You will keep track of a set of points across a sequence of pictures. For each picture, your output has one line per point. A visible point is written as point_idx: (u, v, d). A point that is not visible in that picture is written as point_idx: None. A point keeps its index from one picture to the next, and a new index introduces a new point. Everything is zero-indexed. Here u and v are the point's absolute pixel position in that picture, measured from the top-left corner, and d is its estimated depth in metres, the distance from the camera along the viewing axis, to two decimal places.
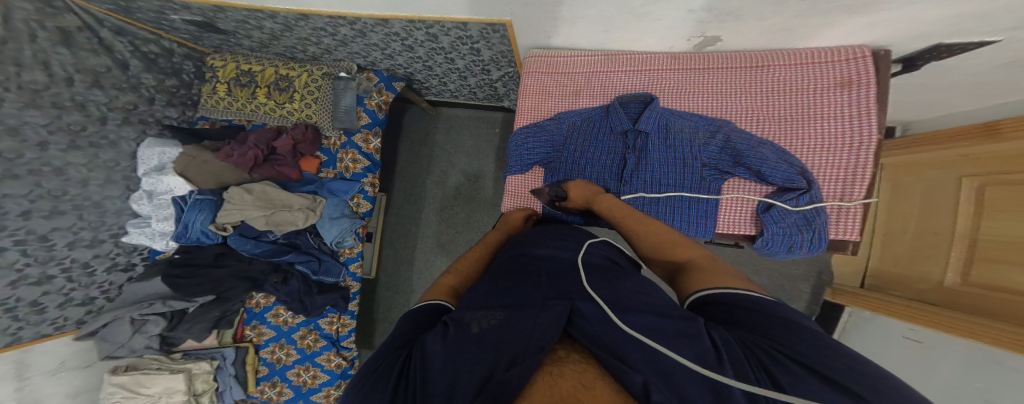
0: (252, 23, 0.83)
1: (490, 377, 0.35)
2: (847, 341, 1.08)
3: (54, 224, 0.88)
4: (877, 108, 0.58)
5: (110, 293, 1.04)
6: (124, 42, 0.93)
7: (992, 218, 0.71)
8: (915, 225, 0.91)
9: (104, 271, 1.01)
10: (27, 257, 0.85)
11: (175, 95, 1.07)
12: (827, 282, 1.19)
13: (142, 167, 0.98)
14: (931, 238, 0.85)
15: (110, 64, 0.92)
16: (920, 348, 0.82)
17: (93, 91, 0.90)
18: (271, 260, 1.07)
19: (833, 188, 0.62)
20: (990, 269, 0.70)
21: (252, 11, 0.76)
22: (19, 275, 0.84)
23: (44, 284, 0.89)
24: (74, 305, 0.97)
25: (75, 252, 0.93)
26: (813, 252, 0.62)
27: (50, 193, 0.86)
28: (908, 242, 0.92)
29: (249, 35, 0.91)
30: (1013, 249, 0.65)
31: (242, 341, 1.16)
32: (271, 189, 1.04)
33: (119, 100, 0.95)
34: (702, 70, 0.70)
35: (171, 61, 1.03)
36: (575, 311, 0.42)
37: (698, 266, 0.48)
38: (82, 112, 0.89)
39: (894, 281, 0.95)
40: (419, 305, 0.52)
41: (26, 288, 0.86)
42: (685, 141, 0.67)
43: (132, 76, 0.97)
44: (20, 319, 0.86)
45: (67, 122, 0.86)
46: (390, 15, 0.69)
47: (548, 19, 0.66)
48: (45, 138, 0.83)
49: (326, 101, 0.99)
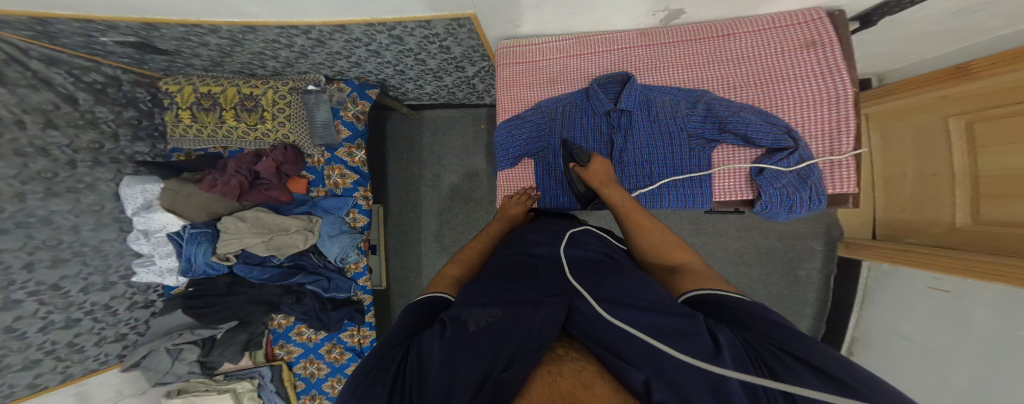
0: (196, 40, 0.78)
1: (489, 376, 0.34)
2: (871, 297, 1.04)
3: (60, 273, 0.89)
4: (846, 62, 0.56)
5: (139, 328, 1.08)
6: (62, 73, 0.84)
7: (989, 154, 0.68)
8: (914, 171, 0.87)
9: (127, 309, 1.04)
10: (46, 305, 0.86)
11: (138, 127, 1.02)
12: (837, 236, 1.15)
13: (129, 207, 0.98)
14: (932, 180, 0.81)
15: (58, 101, 0.85)
16: (949, 297, 0.79)
17: (49, 132, 0.84)
18: (282, 283, 1.08)
19: (821, 143, 0.58)
20: (999, 206, 0.67)
21: (189, 27, 0.71)
22: (46, 321, 0.87)
23: (73, 326, 0.92)
24: (109, 342, 1.01)
25: (91, 296, 0.95)
26: (814, 209, 0.59)
27: (46, 243, 0.85)
28: (911, 188, 0.88)
29: (196, 53, 0.85)
30: (1016, 183, 0.62)
31: (275, 360, 1.17)
32: (265, 214, 1.05)
33: (81, 139, 0.90)
34: (670, 44, 0.67)
35: (121, 90, 0.96)
36: (572, 308, 0.42)
37: (693, 273, 0.49)
38: (48, 158, 0.84)
39: (906, 228, 0.91)
40: (424, 297, 0.53)
41: (57, 332, 0.89)
42: (668, 114, 0.65)
43: (85, 111, 0.90)
44: (62, 359, 0.91)
45: (37, 169, 0.82)
46: (346, 20, 0.67)
47: (508, 8, 0.64)
48: (19, 189, 0.80)
49: (300, 116, 0.97)
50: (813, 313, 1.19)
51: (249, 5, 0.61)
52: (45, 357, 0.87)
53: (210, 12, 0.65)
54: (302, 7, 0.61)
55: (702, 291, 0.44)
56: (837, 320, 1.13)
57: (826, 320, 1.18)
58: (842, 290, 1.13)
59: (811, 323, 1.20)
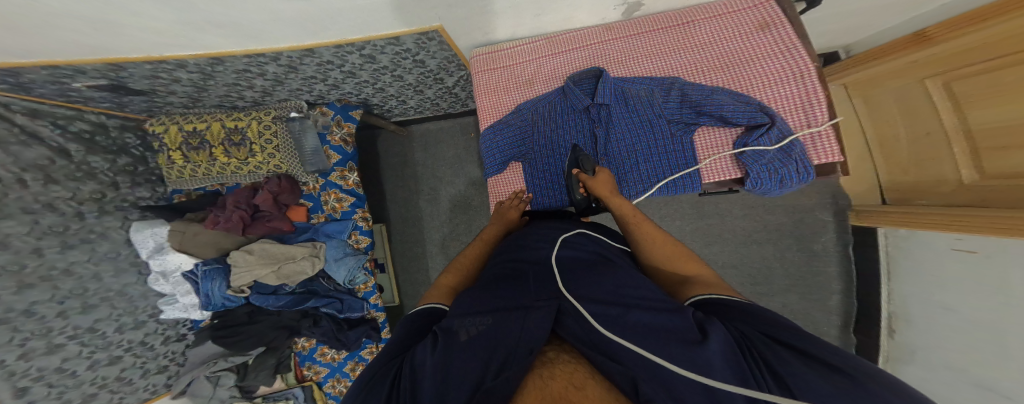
0: (166, 76, 0.77)
1: (480, 386, 0.34)
2: (896, 268, 1.00)
3: (93, 317, 0.94)
4: (801, 40, 0.57)
5: (177, 358, 1.15)
6: (47, 125, 0.85)
7: (974, 109, 0.67)
8: (908, 133, 0.85)
9: (162, 343, 1.10)
10: (88, 346, 0.93)
11: (135, 173, 1.06)
12: (845, 205, 1.12)
13: (143, 251, 1.02)
14: (927, 140, 0.80)
15: (51, 155, 0.87)
16: (976, 258, 0.74)
17: (52, 187, 0.87)
18: (297, 309, 1.10)
19: (796, 116, 0.57)
20: (996, 159, 0.65)
21: (155, 63, 0.70)
22: (91, 360, 0.94)
23: (117, 363, 0.99)
24: (155, 374, 1.09)
25: (126, 334, 1.01)
26: (805, 181, 0.55)
27: (73, 292, 0.90)
28: (909, 150, 0.86)
29: (172, 90, 0.86)
30: (1006, 133, 0.60)
31: (305, 380, 1.21)
32: (270, 245, 1.07)
33: (83, 191, 0.93)
34: (634, 35, 0.67)
35: (110, 137, 0.98)
36: (561, 311, 0.42)
37: (700, 280, 0.48)
38: (55, 212, 0.88)
39: (913, 190, 0.87)
40: (417, 310, 0.53)
41: (104, 368, 0.96)
42: (644, 104, 0.64)
43: (81, 162, 0.93)
44: (115, 391, 0.99)
45: (49, 225, 0.86)
46: (314, 43, 0.67)
47: (475, 16, 0.65)
48: (36, 245, 0.84)
49: (289, 146, 1.00)
50: (840, 288, 1.15)
51: (212, 37, 0.61)
52: (99, 390, 0.96)
53: (175, 48, 0.64)
54: (265, 33, 0.61)
55: (704, 295, 0.43)
56: (866, 292, 1.09)
57: (855, 294, 1.13)
58: (865, 261, 1.08)
59: (841, 299, 1.15)
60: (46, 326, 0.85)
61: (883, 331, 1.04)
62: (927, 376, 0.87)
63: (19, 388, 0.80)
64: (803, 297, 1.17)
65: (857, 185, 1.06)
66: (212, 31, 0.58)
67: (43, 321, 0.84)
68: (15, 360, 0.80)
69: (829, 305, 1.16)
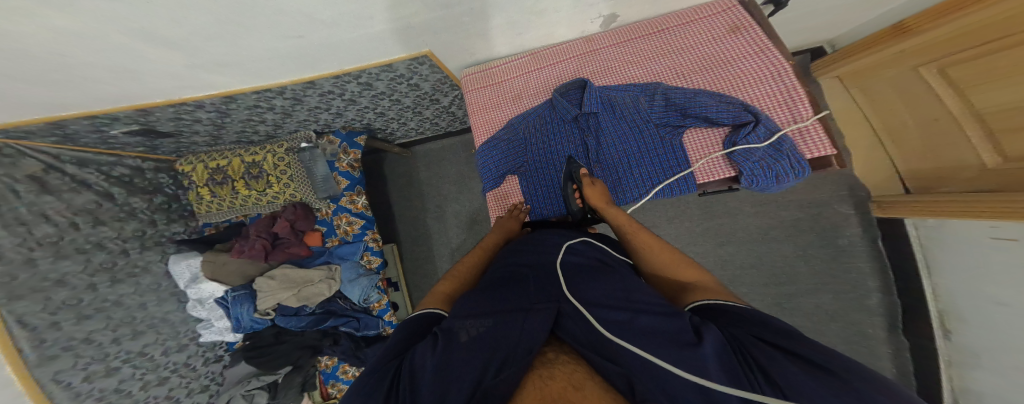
0: (188, 117, 0.85)
1: (480, 384, 0.35)
2: (934, 259, 0.93)
3: (142, 341, 1.02)
4: (772, 41, 0.57)
5: (217, 379, 1.18)
6: (93, 172, 0.96)
7: (975, 93, 0.65)
8: (914, 121, 0.81)
9: (203, 364, 1.15)
10: (139, 368, 1.01)
11: (170, 210, 1.15)
12: (864, 196, 1.05)
13: (180, 282, 1.11)
14: (936, 126, 0.76)
15: (99, 199, 0.98)
16: (1017, 247, 0.68)
17: (100, 228, 0.97)
18: (318, 327, 1.16)
19: (782, 113, 0.56)
20: (1011, 141, 0.61)
21: (177, 106, 0.77)
22: (144, 381, 1.01)
23: (164, 382, 1.05)
24: (197, 393, 1.12)
25: (172, 357, 1.08)
26: (801, 176, 0.53)
27: (123, 320, 0.99)
28: (920, 137, 0.82)
29: (195, 130, 0.94)
30: (1015, 114, 0.58)
31: (330, 398, 1.25)
32: (290, 269, 1.14)
33: (126, 229, 1.03)
34: (611, 46, 0.68)
35: (146, 178, 1.08)
36: (560, 313, 0.43)
37: (704, 287, 0.46)
38: (104, 250, 0.98)
39: (935, 177, 0.81)
40: (417, 314, 0.54)
41: (155, 388, 1.03)
42: (631, 109, 0.64)
43: (123, 203, 1.03)
44: None
45: (98, 262, 0.96)
46: (312, 76, 0.72)
47: (457, 41, 0.68)
48: (89, 281, 0.94)
49: (302, 175, 1.07)
50: (877, 285, 1.07)
51: (220, 76, 0.66)
52: None
53: (189, 89, 0.71)
54: (264, 69, 0.66)
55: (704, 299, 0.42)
56: (908, 288, 1.00)
57: (896, 291, 1.05)
58: (900, 253, 1.01)
59: (880, 297, 1.07)
60: (104, 351, 0.94)
61: (937, 332, 0.95)
62: (998, 380, 0.77)
63: None
64: (837, 297, 1.09)
65: (873, 175, 1.00)
66: (220, 71, 0.64)
67: (101, 347, 0.94)
68: (79, 382, 0.89)
69: (868, 305, 1.08)
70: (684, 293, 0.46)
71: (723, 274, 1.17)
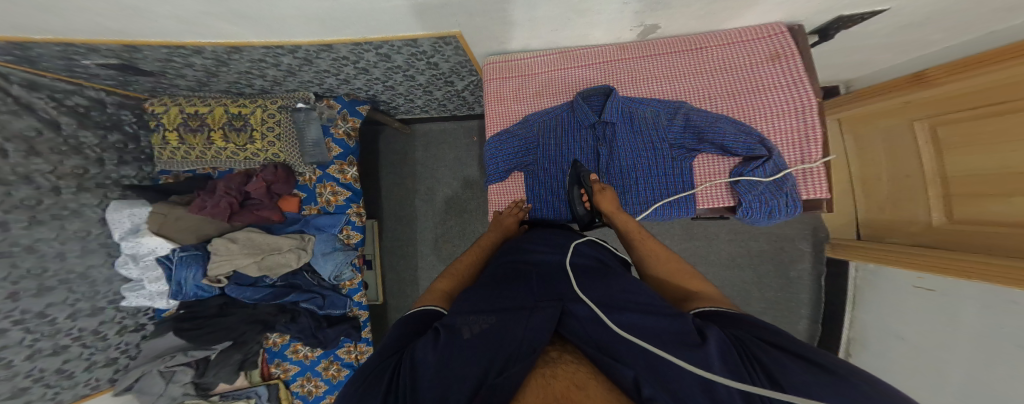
0: (180, 61, 0.76)
1: (484, 380, 0.33)
2: (862, 298, 1.06)
3: (45, 301, 0.87)
4: (808, 75, 0.62)
5: (130, 351, 1.07)
6: (44, 97, 0.82)
7: (954, 155, 0.75)
8: (888, 172, 0.93)
9: (116, 333, 1.03)
10: (33, 333, 0.85)
11: (125, 151, 1.01)
12: (824, 237, 1.18)
13: (116, 232, 0.96)
14: (906, 182, 0.88)
15: (40, 126, 0.83)
16: (935, 296, 0.79)
17: (33, 160, 0.82)
18: (276, 302, 1.07)
19: (792, 151, 0.62)
20: (969, 204, 0.73)
21: (173, 48, 0.69)
22: (32, 349, 0.85)
23: (61, 353, 0.91)
24: (101, 367, 1.00)
25: (79, 322, 0.94)
26: (792, 214, 0.61)
27: (31, 271, 0.83)
28: (888, 188, 0.94)
29: (182, 74, 0.83)
30: (981, 182, 0.68)
31: (271, 379, 1.16)
32: (256, 234, 1.04)
33: (64, 165, 0.88)
34: (651, 56, 0.71)
35: (106, 113, 0.95)
36: (566, 312, 0.42)
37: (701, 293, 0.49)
38: (31, 185, 0.83)
39: (886, 228, 0.96)
40: (415, 310, 0.50)
41: (44, 359, 0.88)
42: (650, 126, 0.67)
43: (70, 136, 0.89)
44: (52, 385, 0.91)
45: (21, 198, 0.81)
46: (333, 40, 0.68)
47: (497, 25, 0.67)
48: (4, 218, 0.78)
49: (290, 135, 0.98)
50: (809, 313, 1.20)
51: (231, 26, 0.60)
52: (33, 384, 0.86)
53: (193, 35, 0.63)
54: (286, 27, 0.61)
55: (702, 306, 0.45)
56: (834, 320, 1.15)
57: (821, 320, 1.19)
58: (835, 289, 1.14)
59: (808, 324, 1.21)
60: None
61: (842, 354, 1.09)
62: None
63: None
64: (775, 321, 1.22)
65: (838, 217, 1.14)
66: (236, 22, 0.58)
67: None
68: None
69: (797, 330, 1.21)
70: (685, 302, 0.49)
71: None
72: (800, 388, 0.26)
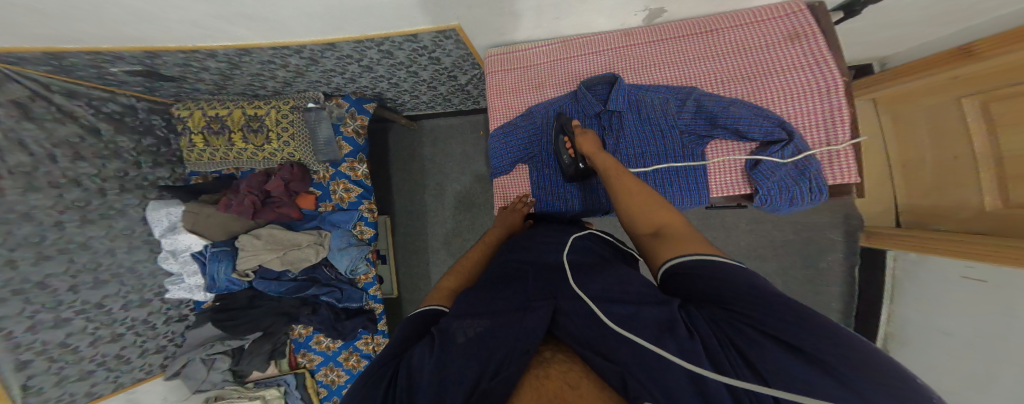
0: (197, 65, 0.80)
1: (478, 385, 0.34)
2: (900, 291, 0.98)
3: (102, 292, 0.96)
4: (832, 53, 0.57)
5: (177, 339, 1.15)
6: (83, 105, 0.90)
7: (1009, 133, 0.66)
8: (933, 155, 0.85)
9: (164, 323, 1.11)
10: (93, 322, 0.95)
11: (158, 154, 1.08)
12: (858, 225, 1.10)
13: (156, 229, 1.04)
14: (955, 164, 0.79)
15: (82, 133, 0.91)
16: (986, 287, 0.72)
17: (79, 164, 0.91)
18: (298, 295, 1.13)
19: (816, 134, 0.58)
20: None
21: (189, 53, 0.73)
22: (94, 336, 0.95)
23: (118, 340, 1.00)
24: (152, 354, 1.09)
25: (132, 312, 1.03)
26: (817, 201, 0.57)
27: (85, 266, 0.93)
28: (933, 173, 0.86)
29: (201, 78, 0.88)
30: None
31: (298, 368, 1.22)
32: (278, 231, 1.10)
33: (107, 168, 0.97)
34: (658, 41, 0.68)
35: (138, 118, 1.01)
36: (559, 310, 0.40)
37: (676, 236, 0.43)
38: (80, 187, 0.92)
39: (931, 214, 0.88)
40: (416, 311, 0.51)
41: (106, 345, 0.97)
42: (659, 113, 0.64)
43: (109, 141, 0.96)
44: (113, 370, 1.00)
45: (72, 199, 0.90)
46: (336, 39, 0.69)
47: (494, 16, 0.66)
48: (58, 219, 0.88)
49: (303, 134, 1.02)
50: (841, 310, 1.13)
51: (237, 28, 0.63)
52: (96, 368, 0.96)
53: (206, 39, 0.67)
54: (288, 26, 0.63)
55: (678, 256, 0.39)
56: (868, 316, 1.07)
57: (855, 316, 1.11)
58: (870, 284, 1.06)
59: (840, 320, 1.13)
60: (57, 299, 0.88)
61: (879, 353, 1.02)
62: None
63: (21, 361, 0.82)
64: None
65: (874, 206, 1.05)
66: (242, 24, 0.61)
67: (55, 294, 0.88)
68: (23, 332, 0.82)
69: None
70: (659, 243, 0.44)
71: None
72: (786, 381, 0.25)
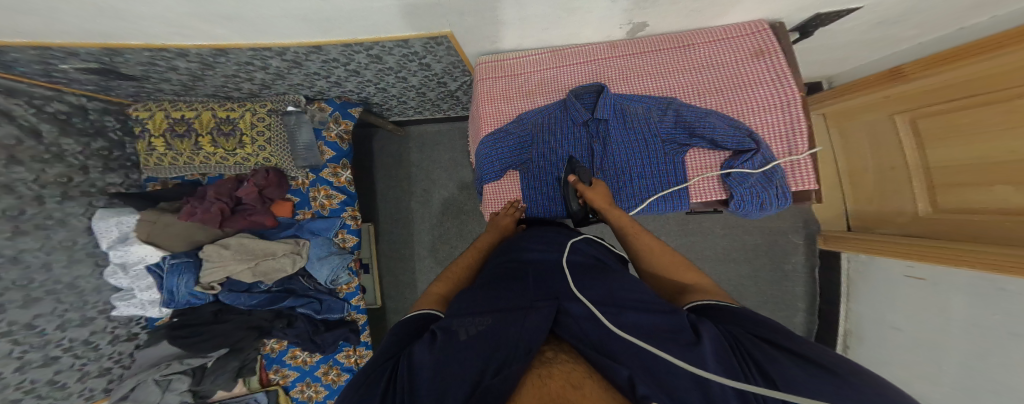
0: (163, 64, 0.74)
1: (479, 383, 0.33)
2: (853, 289, 1.08)
3: (34, 311, 0.84)
4: (791, 71, 0.63)
5: (123, 361, 1.05)
6: (21, 104, 0.78)
7: (937, 145, 0.76)
8: (873, 163, 0.95)
9: (109, 343, 1.01)
10: (21, 344, 0.83)
11: (110, 158, 0.99)
12: (815, 230, 1.20)
13: (103, 241, 0.94)
14: (891, 173, 0.89)
15: (20, 135, 0.79)
16: (925, 285, 0.81)
17: (13, 168, 0.79)
18: (271, 307, 1.06)
19: (780, 144, 0.63)
20: (955, 194, 0.73)
21: (155, 51, 0.67)
22: (22, 361, 0.83)
23: (51, 364, 0.89)
24: (92, 377, 0.99)
25: (69, 333, 0.92)
26: (782, 206, 0.62)
27: (16, 283, 0.81)
28: (874, 180, 0.95)
29: (165, 78, 0.81)
30: (967, 172, 0.69)
31: (270, 385, 1.15)
32: (249, 240, 1.02)
33: (47, 174, 0.86)
34: (638, 53, 0.71)
35: (88, 119, 0.93)
36: (561, 311, 0.41)
37: (696, 288, 0.49)
38: (13, 194, 0.79)
39: (875, 218, 0.97)
40: (409, 315, 0.50)
41: (36, 371, 0.86)
42: (642, 121, 0.68)
43: (50, 144, 0.86)
44: (44, 397, 0.88)
45: (2, 208, 0.77)
46: (322, 42, 0.67)
47: (487, 25, 0.66)
48: None
49: (280, 138, 0.97)
50: (805, 307, 1.23)
51: (215, 27, 0.58)
52: (24, 396, 0.84)
53: (178, 37, 0.61)
54: (275, 28, 0.60)
55: (700, 301, 0.44)
56: (830, 312, 1.16)
57: (818, 313, 1.21)
58: (830, 282, 1.16)
59: (805, 317, 1.22)
60: None
61: (840, 347, 1.11)
62: None
63: None
64: (772, 314, 1.23)
65: (827, 211, 1.15)
66: (222, 24, 0.57)
67: None
68: None
69: (795, 323, 1.23)
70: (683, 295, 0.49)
71: None
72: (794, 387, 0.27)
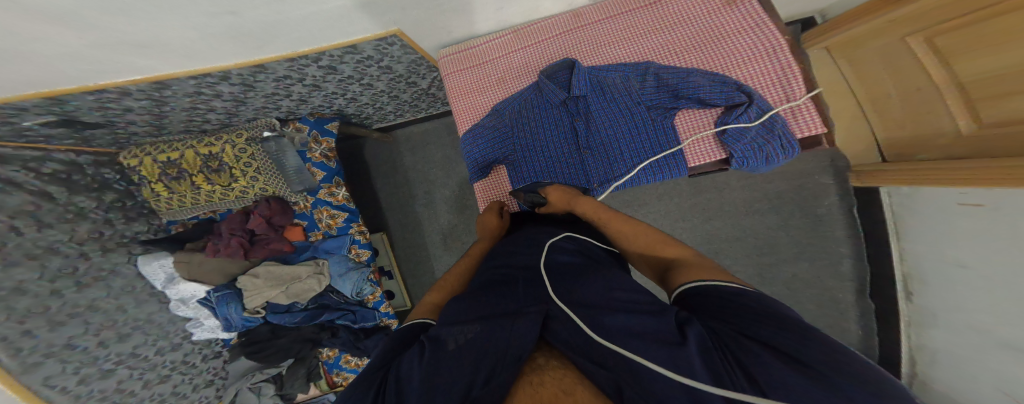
0: (114, 106, 0.76)
1: (468, 393, 0.32)
2: (903, 224, 0.97)
3: (130, 343, 1.01)
4: (767, 15, 0.57)
5: (219, 372, 1.23)
6: (20, 170, 0.80)
7: (963, 60, 0.66)
8: (896, 89, 0.84)
9: (202, 361, 1.18)
10: (133, 369, 1.01)
11: (126, 208, 1.02)
12: (843, 166, 1.09)
13: (156, 283, 1.06)
14: (918, 96, 0.78)
15: (37, 200, 0.84)
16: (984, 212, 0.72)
17: (46, 231, 0.86)
18: (314, 322, 1.14)
19: (774, 92, 0.57)
20: (998, 107, 0.63)
21: (98, 94, 0.69)
22: (143, 380, 1.03)
23: (165, 381, 1.08)
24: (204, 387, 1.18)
25: (168, 355, 1.09)
26: (790, 155, 0.55)
27: (103, 324, 0.96)
28: (902, 105, 0.84)
29: (131, 120, 0.86)
30: (1006, 80, 0.60)
31: (336, 386, 1.25)
32: (274, 266, 1.10)
33: (79, 231, 0.92)
34: (604, 20, 0.65)
35: (87, 175, 0.93)
36: (549, 316, 0.41)
37: (685, 264, 0.45)
38: (59, 255, 0.89)
39: (911, 144, 0.86)
40: (404, 325, 0.51)
41: (159, 386, 1.06)
42: (621, 91, 0.63)
43: (67, 204, 0.90)
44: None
45: (57, 267, 0.88)
46: (259, 59, 0.66)
47: (434, 16, 0.62)
48: (52, 287, 0.87)
49: (268, 166, 1.00)
50: (850, 252, 1.12)
51: (139, 59, 0.58)
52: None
53: (106, 75, 0.62)
54: (202, 50, 0.59)
55: (692, 281, 0.40)
56: (879, 253, 1.06)
57: (867, 258, 1.10)
58: (873, 221, 1.05)
59: (852, 263, 1.12)
60: (92, 355, 0.93)
61: (902, 295, 1.01)
62: (952, 337, 0.85)
63: None
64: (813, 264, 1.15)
65: (851, 146, 1.03)
66: (144, 53, 0.57)
67: (87, 351, 0.93)
68: (63, 391, 0.88)
69: (841, 272, 1.14)
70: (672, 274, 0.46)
71: (710, 247, 1.21)
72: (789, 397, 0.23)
